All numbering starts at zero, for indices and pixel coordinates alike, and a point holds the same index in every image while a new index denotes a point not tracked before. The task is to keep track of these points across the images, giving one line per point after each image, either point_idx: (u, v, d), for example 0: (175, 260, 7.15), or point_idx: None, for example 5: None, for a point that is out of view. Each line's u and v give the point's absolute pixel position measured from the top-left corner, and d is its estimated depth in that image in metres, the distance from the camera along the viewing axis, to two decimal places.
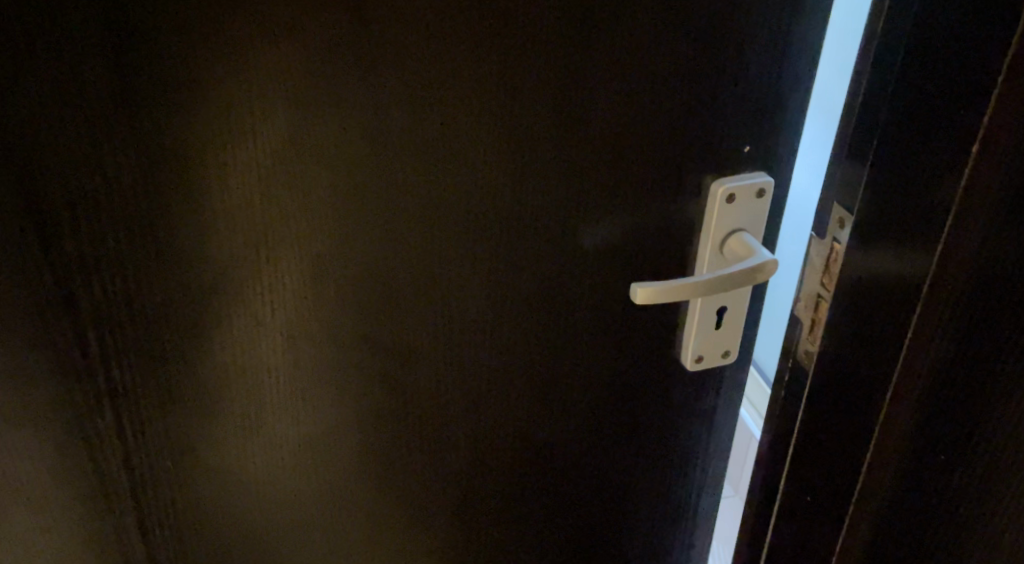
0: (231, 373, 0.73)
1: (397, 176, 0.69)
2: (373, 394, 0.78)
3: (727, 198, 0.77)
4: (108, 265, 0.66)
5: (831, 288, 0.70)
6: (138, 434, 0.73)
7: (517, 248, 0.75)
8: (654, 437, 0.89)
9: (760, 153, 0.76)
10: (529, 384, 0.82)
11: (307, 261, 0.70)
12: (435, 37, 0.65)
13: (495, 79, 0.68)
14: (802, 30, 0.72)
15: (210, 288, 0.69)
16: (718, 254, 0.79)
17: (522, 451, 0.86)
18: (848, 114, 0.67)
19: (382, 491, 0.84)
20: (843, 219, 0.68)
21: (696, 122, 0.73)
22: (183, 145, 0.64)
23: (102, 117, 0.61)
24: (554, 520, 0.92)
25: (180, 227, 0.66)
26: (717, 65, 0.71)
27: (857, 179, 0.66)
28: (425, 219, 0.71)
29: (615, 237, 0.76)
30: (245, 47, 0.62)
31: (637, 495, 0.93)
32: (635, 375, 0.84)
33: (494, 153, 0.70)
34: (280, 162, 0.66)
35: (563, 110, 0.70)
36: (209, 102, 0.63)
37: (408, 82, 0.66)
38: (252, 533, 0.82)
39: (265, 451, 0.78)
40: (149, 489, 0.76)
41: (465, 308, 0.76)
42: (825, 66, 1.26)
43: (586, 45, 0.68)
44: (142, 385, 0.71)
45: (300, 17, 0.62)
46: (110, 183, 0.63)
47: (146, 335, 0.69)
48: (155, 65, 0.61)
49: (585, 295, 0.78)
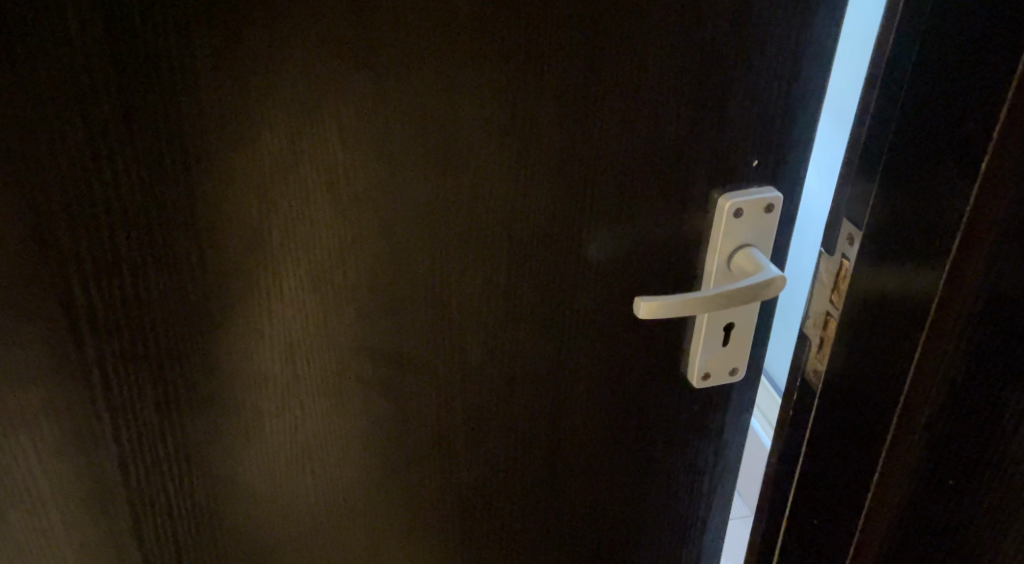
0: (228, 378, 0.73)
1: (397, 184, 0.69)
2: (374, 404, 0.77)
3: (734, 212, 0.75)
4: (105, 266, 0.66)
5: (838, 306, 0.69)
6: (133, 436, 0.73)
7: (516, 257, 0.74)
8: (660, 451, 0.88)
9: (768, 168, 0.75)
10: (529, 395, 0.81)
11: (307, 268, 0.70)
12: (434, 45, 0.65)
13: (496, 88, 0.67)
14: (813, 44, 0.71)
15: (206, 293, 0.69)
16: (726, 269, 0.78)
17: (525, 464, 0.85)
18: (858, 127, 0.65)
19: (385, 502, 0.83)
20: (852, 236, 0.67)
21: (701, 134, 0.72)
22: (184, 148, 0.64)
23: (99, 117, 0.61)
24: (559, 535, 0.91)
25: (176, 230, 0.66)
26: (726, 75, 0.70)
27: (864, 200, 0.65)
28: (422, 226, 0.71)
29: (621, 249, 0.76)
30: (242, 54, 0.62)
31: (641, 510, 0.92)
32: (639, 389, 0.83)
33: (495, 163, 0.70)
34: (275, 168, 0.66)
35: (565, 120, 0.69)
36: (206, 106, 0.63)
37: (406, 90, 0.66)
38: (248, 539, 0.81)
39: (265, 460, 0.77)
40: (145, 491, 0.75)
41: (464, 316, 0.75)
42: (836, 77, 1.26)
43: (589, 55, 0.68)
44: (138, 388, 0.71)
45: (298, 24, 0.62)
46: (106, 185, 0.63)
47: (141, 337, 0.69)
48: (154, 68, 0.61)
49: (588, 306, 0.77)
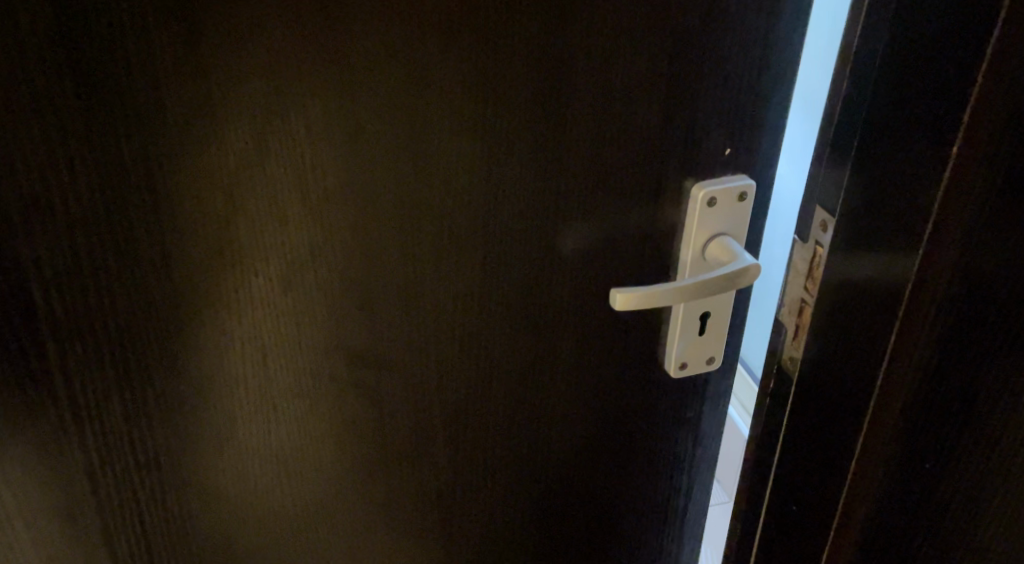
0: (198, 381, 0.71)
1: (366, 179, 0.68)
2: (350, 405, 0.77)
3: (708, 201, 0.75)
4: (69, 272, 0.64)
5: (814, 293, 0.66)
6: (103, 443, 0.71)
7: (490, 250, 0.73)
8: (640, 440, 0.88)
9: (741, 156, 0.75)
10: (507, 388, 0.80)
11: (277, 267, 0.69)
12: (398, 39, 0.64)
13: (463, 80, 0.66)
14: (782, 30, 0.70)
15: (174, 297, 0.67)
16: (700, 258, 0.78)
17: (505, 458, 0.84)
18: (832, 107, 0.62)
19: (364, 505, 0.83)
20: (826, 221, 0.63)
21: (672, 122, 0.72)
22: (147, 153, 0.62)
23: (58, 121, 0.60)
24: (541, 527, 0.90)
25: (140, 234, 0.65)
26: (697, 65, 0.70)
27: (838, 184, 0.62)
28: (393, 222, 0.70)
29: (595, 242, 0.75)
30: (202, 52, 0.61)
31: (624, 500, 0.92)
32: (618, 379, 0.83)
33: (463, 155, 0.69)
34: (240, 166, 0.65)
35: (534, 111, 0.68)
36: (165, 106, 0.61)
37: (371, 84, 0.64)
38: (227, 542, 0.80)
39: (241, 461, 0.76)
40: (120, 497, 0.74)
41: (440, 310, 0.74)
42: (805, 65, 1.26)
43: (557, 45, 0.67)
44: (108, 395, 0.69)
45: (257, 20, 0.61)
46: (67, 190, 0.62)
47: (108, 343, 0.67)
48: (111, 70, 0.60)
49: (565, 298, 0.77)
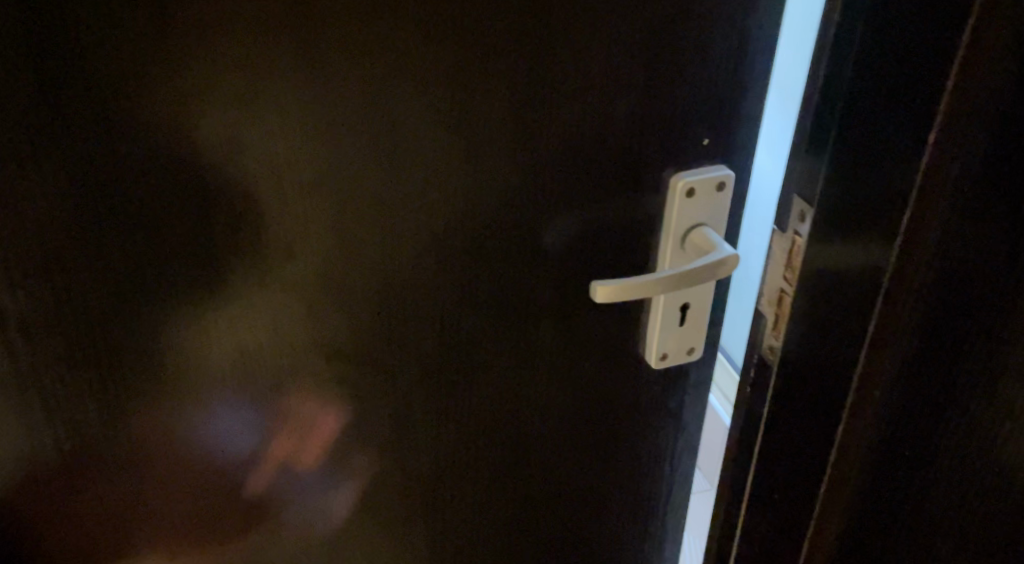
0: (178, 374, 0.72)
1: (342, 173, 0.67)
2: (330, 400, 0.76)
3: (687, 191, 0.75)
4: (47, 267, 0.65)
5: (793, 283, 0.66)
6: (86, 432, 0.72)
7: (468, 244, 0.73)
8: (622, 430, 0.88)
9: (720, 146, 0.75)
10: (487, 381, 0.80)
11: (254, 263, 0.69)
12: (371, 33, 0.63)
13: (439, 73, 0.66)
14: (760, 21, 0.70)
15: (152, 291, 0.67)
16: (680, 249, 0.78)
17: (487, 450, 0.84)
18: (808, 99, 0.61)
19: (346, 498, 0.83)
20: (804, 211, 0.63)
21: (649, 114, 0.71)
22: (121, 150, 0.62)
23: (33, 117, 0.60)
24: (524, 517, 0.91)
25: (116, 230, 0.65)
26: (673, 56, 0.69)
27: (815, 175, 0.62)
28: (370, 216, 0.69)
29: (574, 235, 0.75)
30: (172, 49, 0.60)
31: (606, 489, 0.92)
32: (599, 370, 0.83)
33: (439, 149, 0.68)
34: (214, 163, 0.64)
35: (510, 104, 0.68)
36: (138, 103, 0.61)
37: (345, 78, 0.64)
38: (209, 529, 0.81)
39: (223, 454, 0.76)
40: (104, 483, 0.75)
41: (419, 304, 0.74)
42: (784, 54, 1.26)
43: (531, 37, 0.66)
44: (89, 386, 0.70)
45: (227, 16, 0.60)
46: (43, 185, 0.62)
47: (88, 336, 0.68)
48: (83, 67, 0.59)
49: (544, 290, 0.77)
